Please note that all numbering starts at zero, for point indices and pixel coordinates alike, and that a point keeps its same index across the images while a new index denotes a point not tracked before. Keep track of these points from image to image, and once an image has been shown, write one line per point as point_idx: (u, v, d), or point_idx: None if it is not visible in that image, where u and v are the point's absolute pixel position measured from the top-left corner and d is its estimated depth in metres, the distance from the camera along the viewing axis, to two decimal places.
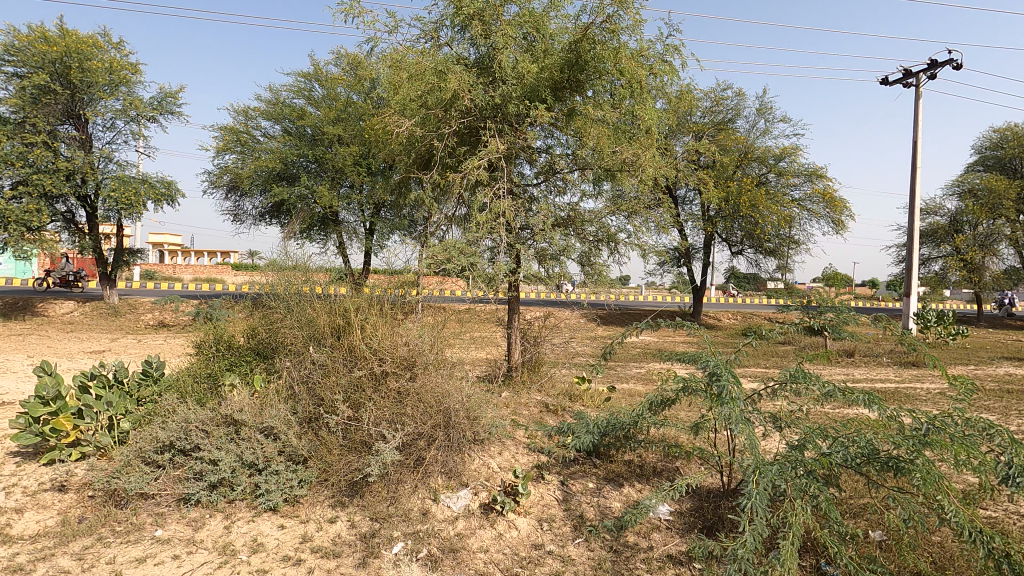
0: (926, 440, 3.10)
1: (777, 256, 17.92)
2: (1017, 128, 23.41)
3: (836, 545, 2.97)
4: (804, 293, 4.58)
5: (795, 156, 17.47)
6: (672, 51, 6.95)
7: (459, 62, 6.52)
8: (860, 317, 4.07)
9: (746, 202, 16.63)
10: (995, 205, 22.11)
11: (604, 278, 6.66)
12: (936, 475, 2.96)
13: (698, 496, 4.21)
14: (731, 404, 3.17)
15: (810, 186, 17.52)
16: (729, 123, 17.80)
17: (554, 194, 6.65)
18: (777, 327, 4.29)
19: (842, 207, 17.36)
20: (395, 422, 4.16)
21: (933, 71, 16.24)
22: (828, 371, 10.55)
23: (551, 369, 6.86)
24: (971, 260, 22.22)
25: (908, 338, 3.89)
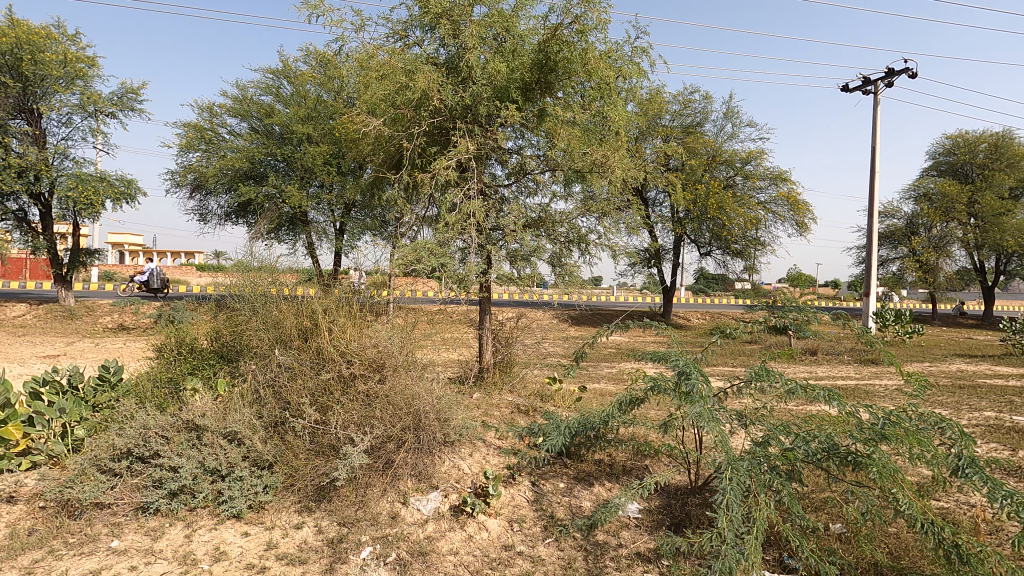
0: (882, 436, 3.21)
1: (744, 257, 18.35)
2: (967, 135, 24.55)
3: (798, 539, 3.04)
4: (770, 293, 4.70)
5: (761, 159, 17.91)
6: (641, 53, 7.06)
7: (428, 62, 6.46)
8: (823, 315, 4.19)
9: (714, 204, 17.00)
10: (948, 209, 23.13)
11: (575, 279, 6.72)
12: (891, 468, 3.08)
13: (667, 493, 4.28)
14: (699, 402, 3.23)
15: (775, 189, 17.98)
16: (697, 126, 18.12)
17: (525, 194, 6.67)
18: (742, 326, 4.39)
19: (805, 209, 17.90)
20: (364, 425, 4.11)
21: (891, 79, 16.87)
22: (793, 368, 10.91)
23: (523, 369, 6.88)
24: (926, 261, 23.19)
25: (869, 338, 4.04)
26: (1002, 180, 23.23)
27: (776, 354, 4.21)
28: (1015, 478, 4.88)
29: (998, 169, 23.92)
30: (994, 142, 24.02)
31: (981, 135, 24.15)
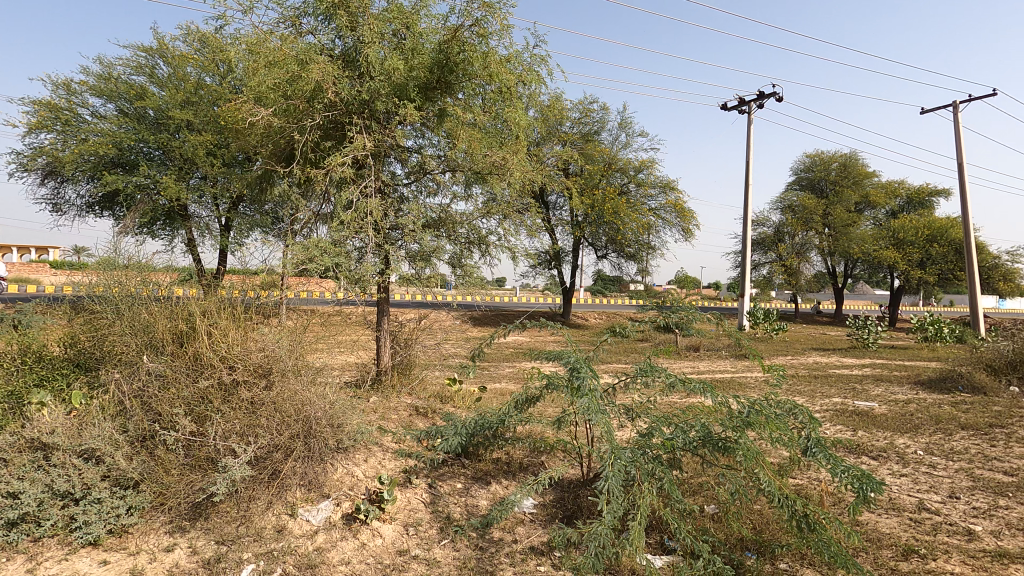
0: (746, 422, 3.55)
1: (637, 260, 19.46)
2: (823, 155, 27.89)
3: (676, 521, 3.28)
4: (657, 294, 5.02)
5: (652, 169, 19.11)
6: (540, 61, 7.27)
7: (323, 53, 6.19)
8: (703, 314, 4.55)
9: (610, 210, 17.89)
10: (807, 219, 26.13)
11: (475, 280, 6.76)
12: (754, 451, 3.41)
13: (561, 487, 4.45)
14: (589, 396, 3.38)
15: (664, 197, 19.26)
16: (595, 135, 18.97)
17: (425, 194, 6.60)
18: (634, 324, 4.68)
19: (690, 216, 19.38)
20: (247, 434, 3.84)
21: (762, 101, 18.73)
22: (678, 364, 11.76)
23: (422, 371, 6.81)
24: (790, 266, 26.02)
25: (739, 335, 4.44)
26: (849, 196, 26.69)
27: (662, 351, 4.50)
28: (853, 454, 5.63)
29: (846, 186, 27.44)
30: (843, 162, 27.54)
31: (833, 155, 27.57)
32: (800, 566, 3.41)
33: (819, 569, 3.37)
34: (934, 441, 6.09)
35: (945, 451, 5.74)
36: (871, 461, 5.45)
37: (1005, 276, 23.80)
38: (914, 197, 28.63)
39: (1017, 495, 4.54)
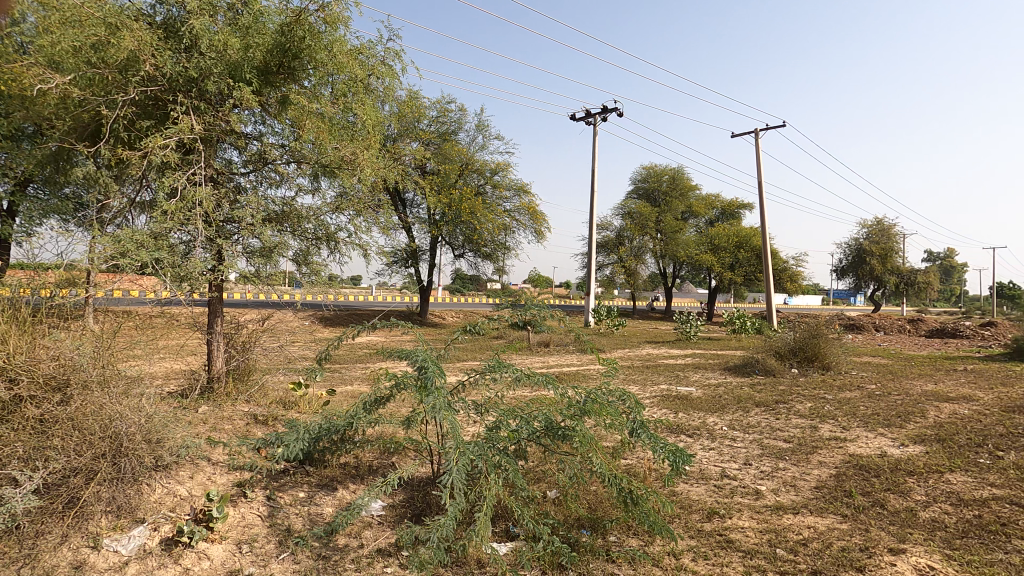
0: (582, 411, 3.84)
1: (493, 259, 19.94)
2: (656, 168, 31.15)
3: (520, 508, 3.44)
4: (515, 292, 5.17)
5: (507, 171, 19.76)
6: (394, 56, 7.16)
7: (139, 19, 5.44)
8: (554, 312, 4.75)
9: (466, 210, 18.15)
10: (643, 225, 28.98)
11: (321, 278, 6.45)
12: (589, 437, 3.70)
13: (411, 487, 4.45)
14: (435, 394, 3.42)
15: (519, 200, 20.03)
16: (452, 135, 19.11)
17: (266, 185, 6.12)
18: (487, 321, 4.80)
19: (542, 219, 20.40)
20: (34, 459, 3.28)
21: (606, 116, 20.38)
22: (529, 359, 12.35)
23: (262, 376, 6.33)
24: (629, 267, 28.65)
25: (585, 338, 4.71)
26: (676, 206, 30.17)
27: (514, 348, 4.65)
28: (674, 434, 6.40)
29: (674, 197, 30.97)
30: (672, 175, 31.04)
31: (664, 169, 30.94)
32: (626, 537, 3.79)
33: (642, 537, 3.77)
34: (735, 417, 7.17)
35: (743, 426, 6.78)
36: (687, 438, 6.24)
37: (791, 277, 28.70)
38: (726, 209, 33.23)
39: (792, 457, 5.54)
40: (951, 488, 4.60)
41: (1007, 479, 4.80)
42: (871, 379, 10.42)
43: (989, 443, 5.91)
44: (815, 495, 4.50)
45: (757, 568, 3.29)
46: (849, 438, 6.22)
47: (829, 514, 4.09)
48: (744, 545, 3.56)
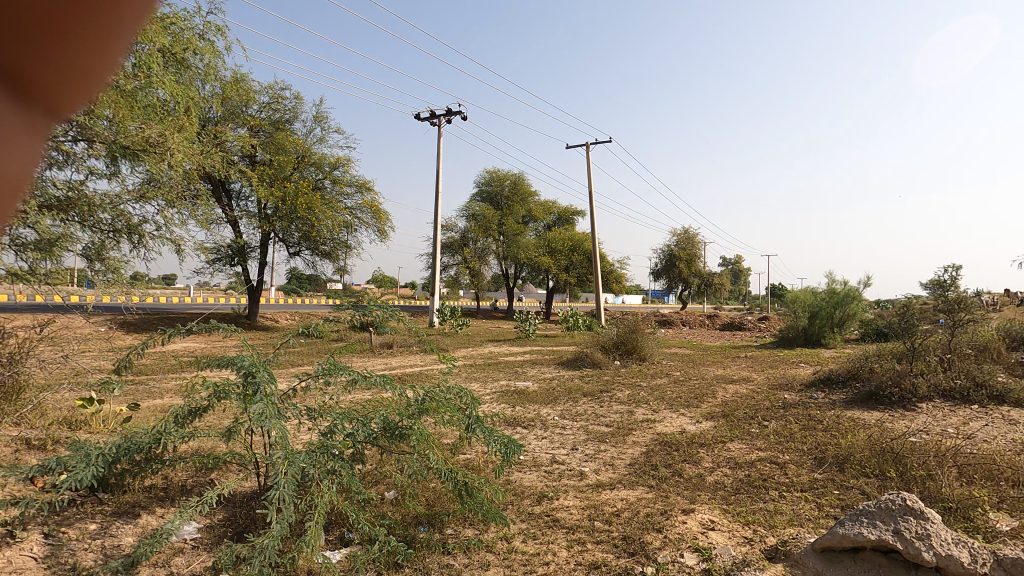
0: (420, 409, 3.84)
1: (333, 258, 19.13)
2: (499, 173, 32.33)
3: (355, 513, 3.32)
4: (357, 293, 4.97)
5: (348, 167, 18.95)
6: (215, 31, 6.48)
7: None
8: (399, 313, 4.59)
9: (303, 204, 17.03)
10: (486, 227, 29.88)
11: (121, 277, 5.64)
12: (426, 434, 3.70)
13: (232, 504, 4.12)
14: (263, 401, 3.14)
15: (360, 197, 19.34)
16: (287, 124, 17.80)
17: (45, 166, 5.14)
18: (327, 321, 4.46)
19: (385, 218, 19.95)
20: None
21: (450, 118, 20.64)
22: (371, 362, 12.03)
23: (40, 394, 5.31)
24: (473, 268, 29.31)
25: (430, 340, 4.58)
26: (517, 210, 31.62)
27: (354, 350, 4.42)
28: (511, 426, 6.75)
29: (516, 202, 32.43)
30: (513, 181, 32.49)
31: (506, 174, 32.27)
32: (462, 528, 3.91)
33: (477, 527, 3.93)
34: (566, 408, 7.79)
35: (572, 415, 7.39)
36: (523, 430, 6.63)
37: (616, 279, 31.81)
38: (562, 215, 35.71)
39: (611, 440, 6.19)
40: (730, 454, 5.54)
41: (769, 443, 5.92)
42: (677, 368, 12.05)
43: (759, 415, 7.23)
44: (629, 471, 5.10)
45: (578, 540, 3.64)
46: (657, 420, 7.13)
47: (638, 486, 4.66)
48: (567, 522, 3.91)
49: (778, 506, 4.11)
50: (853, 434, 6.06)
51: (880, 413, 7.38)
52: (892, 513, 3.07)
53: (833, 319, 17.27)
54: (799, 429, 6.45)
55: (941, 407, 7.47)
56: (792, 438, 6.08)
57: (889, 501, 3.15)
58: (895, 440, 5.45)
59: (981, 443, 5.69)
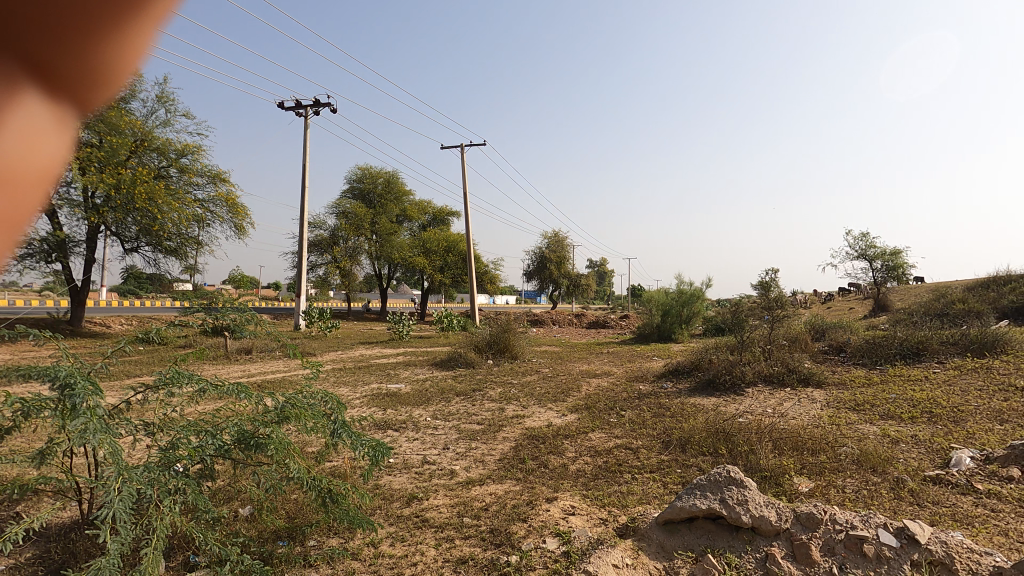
0: (280, 417, 3.57)
1: (179, 255, 17.41)
2: (372, 170, 31.31)
3: (202, 534, 3.00)
4: (210, 295, 4.53)
5: (198, 155, 17.13)
6: None
7: None
8: (259, 316, 4.24)
9: (143, 194, 14.95)
10: (358, 226, 28.79)
11: None
12: (287, 442, 3.45)
13: (46, 539, 3.56)
14: (85, 416, 2.72)
15: (214, 189, 17.61)
16: (122, 102, 15.60)
17: None
18: (173, 328, 3.99)
19: (243, 213, 18.41)
20: None
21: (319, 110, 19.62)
22: (227, 369, 11.02)
23: None
24: (344, 267, 28.08)
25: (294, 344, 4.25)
26: (391, 209, 30.88)
27: (204, 356, 3.99)
28: (381, 430, 6.60)
29: (389, 200, 31.65)
30: (387, 179, 31.69)
31: (380, 172, 31.36)
32: (326, 538, 3.75)
33: (342, 535, 3.80)
34: (439, 408, 7.79)
35: (445, 414, 7.43)
36: (394, 433, 6.52)
37: (491, 280, 32.44)
38: (437, 215, 35.57)
39: (482, 437, 6.33)
40: (591, 443, 5.95)
41: (625, 431, 6.45)
42: (546, 365, 12.61)
43: (617, 406, 7.84)
44: (498, 466, 5.26)
45: (446, 538, 3.68)
46: (527, 415, 7.42)
47: (506, 480, 4.83)
48: (437, 521, 3.93)
49: (630, 488, 4.50)
50: (694, 418, 6.82)
51: (716, 398, 8.39)
52: (720, 484, 3.52)
53: (682, 316, 19.23)
54: (651, 416, 7.11)
55: (762, 391, 8.68)
56: (645, 424, 6.68)
57: (719, 474, 3.62)
58: (727, 422, 6.24)
59: (791, 419, 6.73)
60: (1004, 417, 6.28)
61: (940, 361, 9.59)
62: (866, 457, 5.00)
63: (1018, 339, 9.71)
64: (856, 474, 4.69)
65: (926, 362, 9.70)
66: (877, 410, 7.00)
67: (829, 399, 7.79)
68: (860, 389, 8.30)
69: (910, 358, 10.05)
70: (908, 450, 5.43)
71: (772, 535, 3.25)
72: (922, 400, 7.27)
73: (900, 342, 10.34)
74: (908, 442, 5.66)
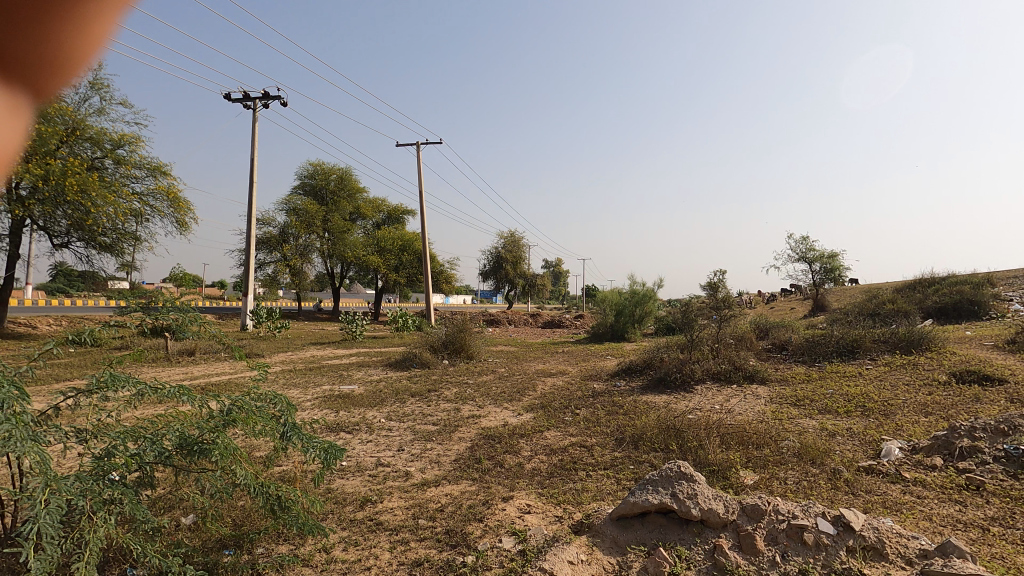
0: (226, 421, 3.41)
1: (115, 252, 16.46)
2: (324, 166, 30.50)
3: (141, 546, 2.83)
4: (148, 293, 4.30)
5: (136, 145, 16.23)
6: None
7: None
8: (203, 315, 4.08)
9: (74, 185, 14.00)
10: (309, 223, 28.00)
11: None
12: (233, 447, 3.30)
13: None
14: (8, 422, 2.51)
15: (153, 182, 16.74)
16: None
17: None
18: (107, 328, 3.75)
19: (186, 207, 17.60)
20: None
21: (268, 102, 19.02)
22: (166, 372, 10.46)
23: None
24: (294, 266, 27.23)
25: (240, 346, 4.09)
26: (344, 206, 30.18)
27: (142, 359, 3.79)
28: (333, 433, 6.43)
29: (342, 197, 30.93)
30: (340, 175, 30.95)
31: (333, 168, 30.60)
32: (275, 546, 3.63)
33: (292, 542, 3.69)
34: (393, 409, 7.68)
35: (399, 415, 7.32)
36: (346, 435, 6.37)
37: (447, 279, 32.24)
38: (392, 213, 35.02)
39: (438, 438, 6.27)
40: (547, 442, 6.00)
41: (580, 429, 6.54)
42: (501, 364, 12.62)
43: (572, 405, 7.93)
44: (453, 466, 5.23)
45: (401, 540, 3.64)
46: (483, 415, 7.41)
47: (462, 480, 4.81)
48: (391, 524, 3.87)
49: (585, 485, 4.57)
50: (647, 415, 6.99)
51: (667, 396, 8.63)
52: (671, 480, 3.62)
53: (634, 316, 19.67)
54: (605, 414, 7.24)
55: (710, 388, 8.99)
56: (599, 422, 6.80)
57: (670, 469, 3.72)
58: (678, 418, 6.42)
59: (737, 415, 7.00)
60: (928, 410, 6.74)
61: (872, 358, 10.19)
62: (806, 450, 5.26)
63: (941, 338, 10.44)
64: (797, 466, 4.93)
65: (860, 359, 10.30)
66: (816, 405, 7.37)
67: (772, 396, 8.15)
68: (801, 385, 8.73)
69: (845, 355, 10.64)
70: (845, 442, 5.75)
71: (720, 526, 3.35)
72: (856, 395, 7.71)
73: (837, 340, 10.93)
74: (844, 434, 5.99)
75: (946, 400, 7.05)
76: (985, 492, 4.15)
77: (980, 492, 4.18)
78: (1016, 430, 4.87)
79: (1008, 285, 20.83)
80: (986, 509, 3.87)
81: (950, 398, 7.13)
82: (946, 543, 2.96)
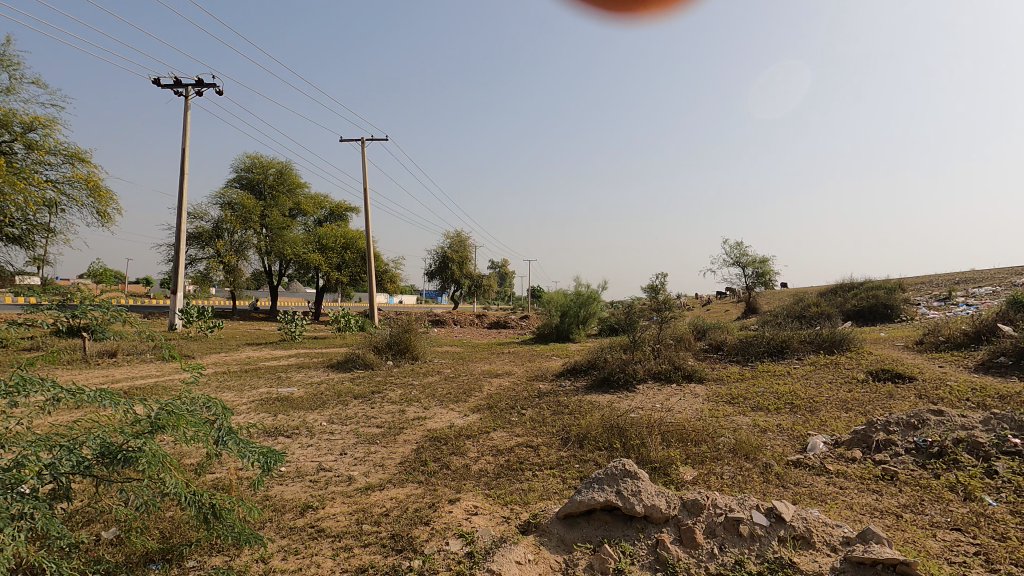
0: (155, 427, 3.17)
1: (24, 244, 15.27)
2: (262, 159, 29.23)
3: (54, 564, 2.59)
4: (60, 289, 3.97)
5: (50, 130, 14.97)
6: None
7: None
8: (127, 314, 3.79)
9: None
10: (245, 218, 26.78)
11: None
12: (159, 455, 3.06)
13: None
14: None
15: (70, 169, 15.51)
16: None
17: None
18: (14, 329, 3.39)
19: (108, 197, 16.42)
20: None
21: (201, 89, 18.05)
22: (85, 375, 9.75)
23: None
24: (228, 263, 25.91)
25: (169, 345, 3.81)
26: (283, 202, 29.09)
27: (58, 360, 3.44)
28: (271, 437, 6.18)
29: (282, 192, 29.84)
30: (279, 170, 29.76)
31: (271, 162, 29.38)
32: (208, 558, 3.45)
33: (226, 553, 3.51)
34: (335, 411, 7.47)
35: (341, 418, 7.11)
36: (285, 440, 6.13)
37: (391, 279, 31.64)
38: (335, 210, 34.01)
39: (381, 440, 6.15)
40: (493, 443, 6.00)
41: (525, 429, 6.58)
42: (446, 365, 12.54)
43: (517, 405, 7.97)
44: (398, 469, 5.14)
45: (344, 547, 3.53)
46: (428, 416, 7.34)
47: (408, 483, 4.73)
48: (333, 530, 3.76)
49: (531, 485, 4.61)
50: (590, 415, 7.11)
51: (610, 395, 8.83)
52: (616, 477, 3.70)
53: (578, 317, 20.01)
54: (550, 414, 7.32)
55: (650, 387, 9.28)
56: (545, 422, 6.86)
57: (615, 468, 3.79)
58: (620, 417, 6.57)
59: (677, 414, 7.23)
60: (849, 406, 7.22)
61: (799, 358, 10.81)
62: (740, 445, 5.52)
63: (859, 339, 11.19)
64: (732, 461, 5.17)
65: (788, 359, 10.92)
66: (748, 403, 7.73)
67: (708, 394, 8.48)
68: (735, 383, 9.15)
69: (775, 355, 11.22)
70: (774, 437, 6.08)
71: (661, 522, 3.45)
72: (784, 393, 8.17)
73: (767, 341, 11.52)
74: (774, 430, 6.32)
75: (864, 397, 7.56)
76: (898, 481, 4.49)
77: (894, 481, 4.52)
78: (924, 424, 5.30)
79: (915, 290, 22.68)
80: (899, 497, 4.19)
81: (867, 395, 7.66)
82: (866, 531, 3.17)
